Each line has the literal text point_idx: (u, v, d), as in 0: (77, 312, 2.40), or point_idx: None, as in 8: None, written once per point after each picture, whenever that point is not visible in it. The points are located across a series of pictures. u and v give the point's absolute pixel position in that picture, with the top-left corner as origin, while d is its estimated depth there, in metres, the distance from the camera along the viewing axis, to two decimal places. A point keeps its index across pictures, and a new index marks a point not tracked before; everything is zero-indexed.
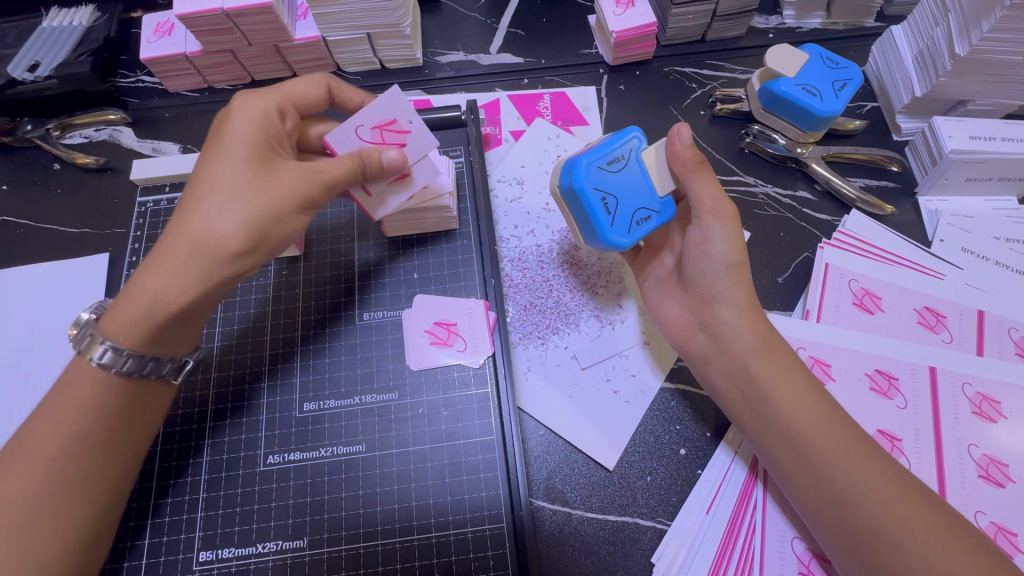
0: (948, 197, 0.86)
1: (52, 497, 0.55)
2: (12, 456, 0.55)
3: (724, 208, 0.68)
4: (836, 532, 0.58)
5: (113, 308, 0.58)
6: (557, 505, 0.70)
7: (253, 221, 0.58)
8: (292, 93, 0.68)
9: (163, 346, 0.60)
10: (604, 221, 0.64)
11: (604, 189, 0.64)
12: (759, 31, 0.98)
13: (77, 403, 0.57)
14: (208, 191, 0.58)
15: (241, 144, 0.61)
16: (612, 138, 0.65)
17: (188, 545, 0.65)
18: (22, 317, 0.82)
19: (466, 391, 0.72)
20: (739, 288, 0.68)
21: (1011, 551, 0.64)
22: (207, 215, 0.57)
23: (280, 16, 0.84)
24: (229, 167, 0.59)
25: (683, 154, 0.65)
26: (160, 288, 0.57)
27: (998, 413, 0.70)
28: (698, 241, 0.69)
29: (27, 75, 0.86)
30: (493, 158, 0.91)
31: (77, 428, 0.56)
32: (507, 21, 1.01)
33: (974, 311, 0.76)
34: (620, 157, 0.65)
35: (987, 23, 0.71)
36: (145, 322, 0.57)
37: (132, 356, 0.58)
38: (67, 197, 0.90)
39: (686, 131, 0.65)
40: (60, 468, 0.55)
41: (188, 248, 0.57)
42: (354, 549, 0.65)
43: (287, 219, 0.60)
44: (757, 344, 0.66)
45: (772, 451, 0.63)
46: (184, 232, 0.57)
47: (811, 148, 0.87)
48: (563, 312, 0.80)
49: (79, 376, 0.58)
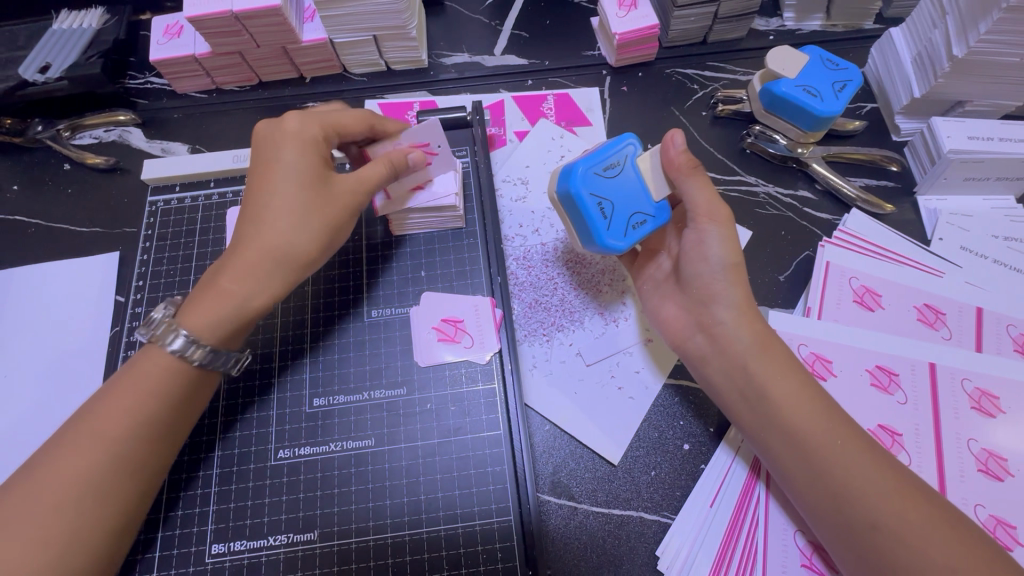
0: (946, 196, 0.87)
1: (114, 481, 0.56)
2: (77, 436, 0.57)
3: (718, 210, 0.68)
4: (834, 526, 0.59)
5: (191, 306, 0.62)
6: (563, 499, 0.71)
7: (323, 236, 0.65)
8: (337, 121, 0.69)
9: (234, 342, 0.64)
10: (601, 225, 0.65)
11: (601, 194, 0.65)
12: (759, 33, 1.00)
13: (146, 391, 0.59)
14: (281, 205, 0.64)
15: (303, 160, 0.66)
16: (607, 144, 0.67)
17: (200, 537, 0.66)
18: (32, 314, 0.83)
19: (473, 387, 0.73)
20: (735, 291, 0.68)
21: (1009, 543, 0.65)
22: (284, 229, 0.63)
23: (288, 18, 0.85)
24: (293, 180, 0.65)
25: (678, 159, 0.67)
26: (245, 294, 0.62)
27: (996, 408, 0.71)
28: (695, 244, 0.70)
29: (38, 76, 0.88)
30: (498, 159, 0.92)
31: (145, 415, 0.58)
32: (511, 24, 1.03)
33: (973, 308, 0.78)
34: (616, 163, 0.67)
35: (983, 25, 0.72)
36: (226, 323, 0.62)
37: (209, 347, 0.61)
38: (77, 196, 0.91)
39: (680, 136, 0.67)
40: (128, 453, 0.57)
41: (273, 259, 0.63)
42: (364, 542, 0.66)
43: (344, 226, 0.68)
44: (755, 345, 0.67)
45: (771, 448, 0.64)
46: (261, 242, 0.63)
47: (811, 148, 0.88)
48: (567, 309, 0.81)
49: (151, 365, 0.60)
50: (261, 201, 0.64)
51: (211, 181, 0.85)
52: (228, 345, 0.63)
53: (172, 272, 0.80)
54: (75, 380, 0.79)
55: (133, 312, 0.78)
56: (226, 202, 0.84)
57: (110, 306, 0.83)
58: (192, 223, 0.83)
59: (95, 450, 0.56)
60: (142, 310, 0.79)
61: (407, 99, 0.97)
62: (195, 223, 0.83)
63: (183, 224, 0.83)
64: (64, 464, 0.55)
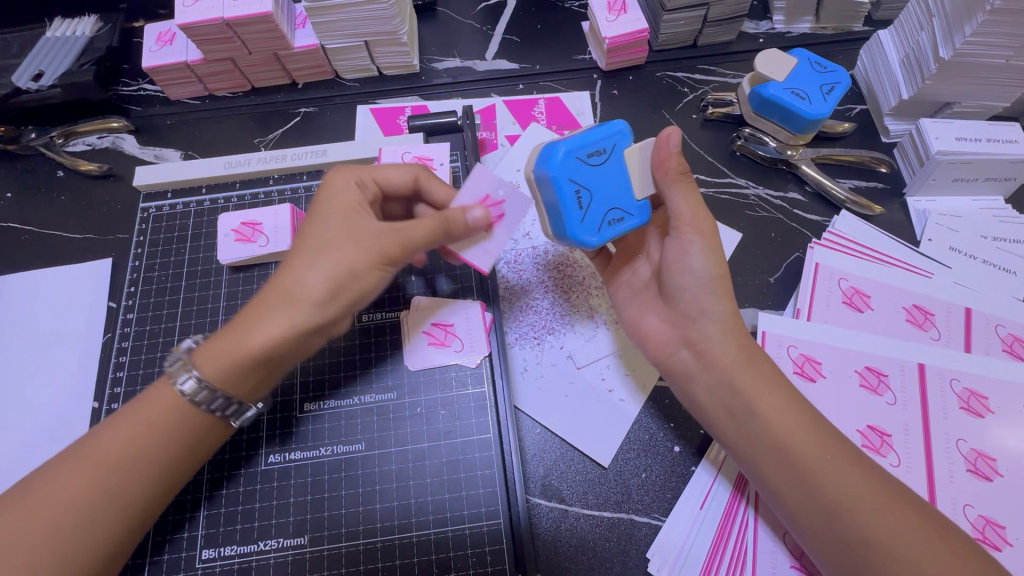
0: (935, 197, 0.87)
1: (100, 510, 0.56)
2: (74, 461, 0.56)
3: (700, 221, 0.68)
4: (827, 543, 0.59)
5: (209, 345, 0.60)
6: (554, 502, 0.71)
7: (334, 279, 0.59)
8: (381, 176, 0.70)
9: (238, 388, 0.60)
10: (574, 215, 0.64)
11: (578, 182, 0.64)
12: (749, 36, 1.00)
13: (149, 422, 0.59)
14: (305, 247, 0.61)
15: (341, 211, 0.64)
16: (593, 132, 0.65)
17: (191, 543, 0.66)
18: (25, 320, 0.84)
19: (463, 391, 0.73)
20: (723, 304, 0.68)
21: (998, 543, 0.65)
22: (296, 269, 0.60)
23: (280, 24, 0.85)
24: (329, 232, 0.62)
25: (669, 160, 0.66)
26: (249, 335, 0.58)
27: (985, 408, 0.71)
28: (678, 254, 0.69)
29: (31, 84, 0.88)
30: (490, 163, 0.93)
31: (141, 447, 0.58)
32: (502, 28, 1.03)
33: (961, 309, 0.78)
34: (600, 151, 0.65)
35: (969, 27, 0.72)
36: (235, 364, 0.58)
37: (208, 389, 0.59)
38: (70, 203, 0.91)
39: (676, 136, 0.66)
40: (118, 486, 0.56)
41: (278, 301, 0.58)
42: (354, 546, 0.66)
43: (364, 273, 0.61)
44: (742, 359, 0.66)
45: (758, 464, 0.64)
46: (276, 281, 0.60)
47: (800, 151, 0.89)
48: (558, 313, 0.81)
49: (159, 396, 0.60)
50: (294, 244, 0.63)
51: (204, 187, 0.85)
52: (237, 396, 0.60)
53: (164, 277, 0.81)
54: (68, 387, 0.79)
55: (125, 317, 0.79)
56: (218, 208, 0.84)
57: (102, 312, 0.84)
58: (184, 229, 0.83)
59: (86, 477, 0.56)
60: (133, 315, 0.79)
61: (399, 104, 0.97)
62: (187, 229, 0.83)
63: (174, 229, 0.83)
64: (57, 487, 0.55)
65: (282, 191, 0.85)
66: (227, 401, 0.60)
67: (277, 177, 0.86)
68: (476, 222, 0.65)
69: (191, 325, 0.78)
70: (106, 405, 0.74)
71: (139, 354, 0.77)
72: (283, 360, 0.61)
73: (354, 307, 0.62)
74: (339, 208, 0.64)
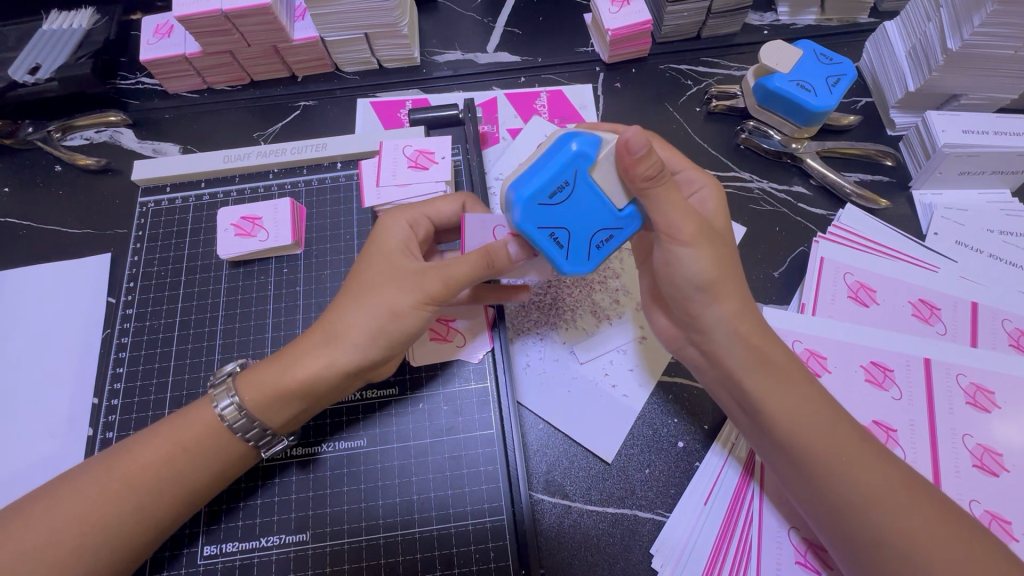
0: (941, 191, 0.87)
1: (127, 524, 0.57)
2: (107, 473, 0.58)
3: (684, 228, 0.60)
4: (839, 537, 0.58)
5: (254, 369, 0.62)
6: (558, 498, 0.71)
7: (377, 316, 0.60)
8: (431, 211, 0.69)
9: (276, 420, 0.61)
10: (557, 256, 0.59)
11: (551, 224, 0.58)
12: (753, 27, 0.99)
13: (184, 442, 0.59)
14: (354, 287, 0.63)
15: (390, 251, 0.65)
16: (550, 160, 0.57)
17: (192, 540, 0.66)
18: (24, 316, 0.83)
19: (466, 386, 0.73)
20: (719, 306, 0.63)
21: (1004, 538, 0.65)
22: (343, 308, 0.61)
23: (278, 17, 0.84)
24: (374, 272, 0.63)
25: (637, 167, 0.55)
26: (292, 365, 0.60)
27: (991, 403, 0.71)
28: (665, 261, 0.63)
29: (28, 77, 0.87)
30: (491, 157, 0.92)
31: (176, 469, 0.58)
32: (504, 20, 1.02)
33: (968, 303, 0.77)
34: (563, 184, 0.57)
35: (977, 18, 0.71)
36: (278, 398, 0.60)
37: (246, 417, 0.60)
38: (68, 197, 0.90)
39: (638, 140, 0.54)
40: (148, 505, 0.57)
41: (323, 337, 0.61)
42: (357, 542, 0.66)
43: (406, 314, 0.61)
44: (750, 360, 0.62)
45: (772, 456, 0.63)
46: (324, 319, 0.62)
47: (806, 143, 0.88)
48: (561, 307, 0.80)
49: (197, 418, 0.61)
50: (347, 282, 0.64)
51: (203, 181, 0.85)
52: (273, 427, 0.61)
53: (163, 272, 0.80)
54: (68, 382, 0.79)
55: (124, 314, 0.78)
56: (218, 202, 0.83)
57: (101, 307, 0.83)
58: (183, 223, 0.83)
59: (116, 493, 0.57)
60: (133, 311, 0.78)
61: (399, 97, 0.96)
62: (186, 224, 0.83)
63: (173, 224, 0.83)
64: (88, 496, 0.56)
65: (282, 185, 0.84)
66: (262, 432, 0.61)
67: (276, 172, 0.85)
68: (517, 256, 0.60)
69: (191, 321, 0.77)
70: (106, 402, 0.74)
71: (139, 350, 0.76)
72: (324, 395, 0.62)
73: (398, 348, 0.62)
74: (391, 245, 0.65)
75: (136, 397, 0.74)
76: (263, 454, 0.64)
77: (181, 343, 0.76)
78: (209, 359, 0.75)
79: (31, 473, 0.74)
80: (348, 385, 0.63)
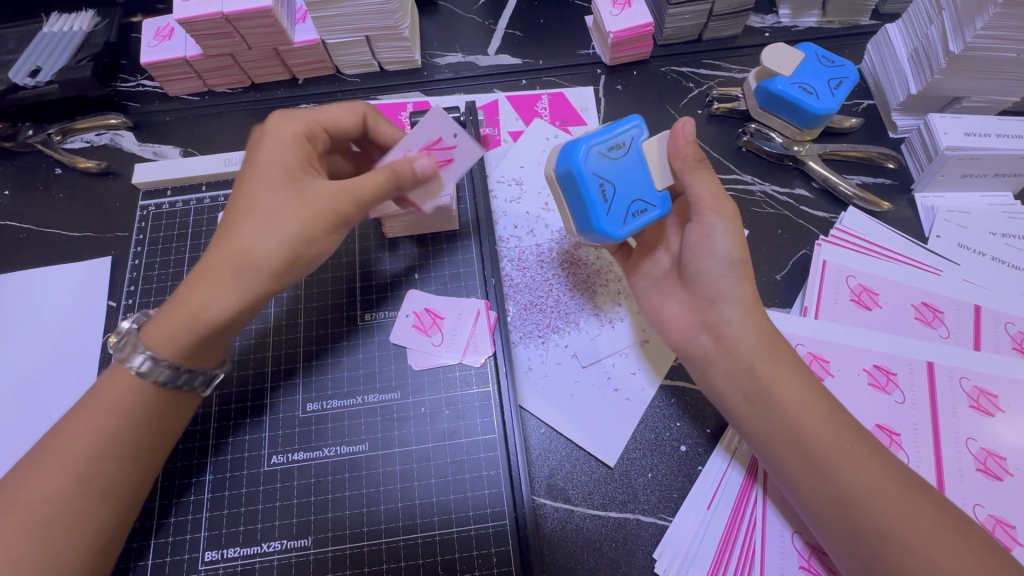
0: (943, 193, 0.86)
1: (78, 505, 0.55)
2: (43, 458, 0.56)
3: (722, 204, 0.66)
4: (840, 535, 0.57)
5: (156, 319, 0.60)
6: (559, 502, 0.70)
7: (291, 243, 0.59)
8: (327, 120, 0.68)
9: (205, 359, 0.62)
10: (599, 207, 0.63)
11: (602, 176, 0.63)
12: (755, 30, 0.99)
13: (71, 450, 0.56)
14: (248, 210, 0.59)
15: (275, 168, 0.61)
16: (613, 124, 0.65)
17: (193, 545, 0.66)
18: (25, 321, 0.83)
19: (467, 390, 0.72)
20: (742, 286, 0.66)
21: (1009, 544, 0.64)
22: (246, 235, 0.58)
23: (279, 19, 0.84)
24: (270, 187, 0.60)
25: (685, 148, 0.65)
26: (203, 304, 0.58)
27: (995, 406, 0.71)
28: (700, 239, 0.67)
29: (28, 80, 0.87)
30: (492, 159, 0.91)
31: (106, 433, 0.57)
32: (505, 22, 1.02)
33: (971, 306, 0.77)
34: (622, 144, 0.65)
35: (980, 21, 0.71)
36: (191, 341, 0.59)
37: (166, 365, 0.59)
38: (69, 201, 0.90)
39: (692, 126, 0.65)
40: (91, 475, 0.56)
41: (229, 269, 0.58)
42: (358, 548, 0.65)
43: (319, 240, 0.60)
44: (760, 347, 0.64)
45: (771, 453, 0.62)
46: (228, 252, 0.58)
47: (808, 147, 0.88)
48: (563, 311, 0.80)
49: (120, 382, 0.59)
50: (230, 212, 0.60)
51: (204, 184, 0.84)
52: (203, 365, 0.62)
53: (164, 276, 0.80)
54: (67, 387, 0.78)
55: (125, 317, 0.78)
56: (218, 206, 0.83)
57: (102, 310, 0.83)
58: (184, 227, 0.82)
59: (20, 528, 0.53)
60: (133, 314, 0.78)
61: (401, 99, 0.96)
62: (187, 227, 0.82)
63: (174, 228, 0.82)
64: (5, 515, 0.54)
65: None
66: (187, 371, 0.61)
67: None
68: (425, 172, 0.63)
69: None
70: None
71: None
72: (243, 322, 0.61)
73: (316, 256, 0.61)
74: (292, 168, 0.62)
75: None
76: (206, 393, 0.64)
77: None
78: None
79: None
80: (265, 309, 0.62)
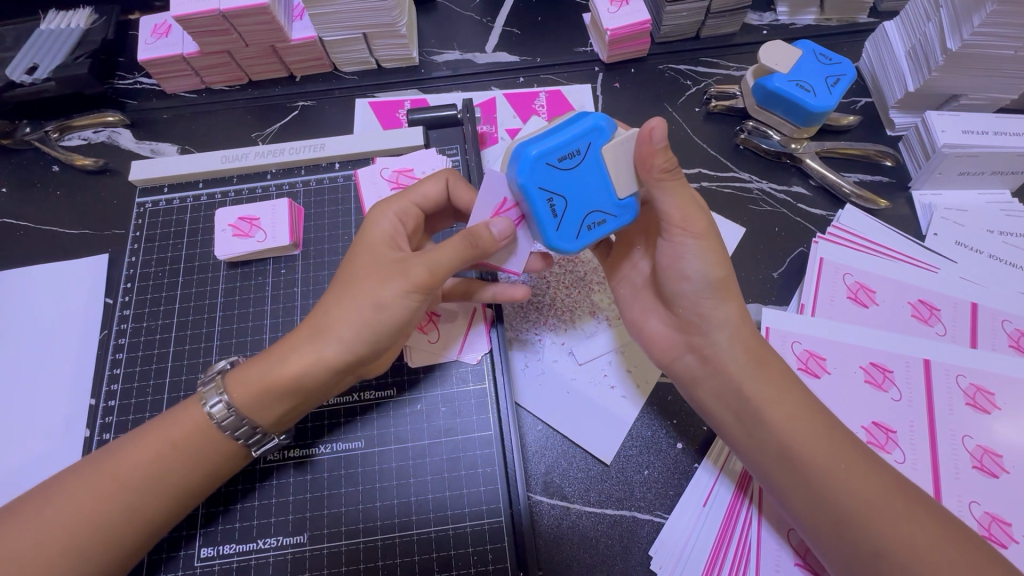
0: (940, 191, 0.86)
1: (119, 524, 0.56)
2: (93, 475, 0.57)
3: (694, 221, 0.62)
4: (841, 551, 0.57)
5: (242, 368, 0.61)
6: (556, 499, 0.70)
7: (365, 310, 0.58)
8: (417, 195, 0.67)
9: (266, 418, 0.60)
10: (549, 225, 0.58)
11: (552, 190, 0.57)
12: (752, 28, 0.99)
13: (124, 475, 0.57)
14: (339, 282, 0.61)
15: (376, 243, 0.63)
16: (567, 128, 0.56)
17: (189, 541, 0.66)
18: (21, 317, 0.83)
19: (464, 387, 0.72)
20: (727, 307, 0.64)
21: (1004, 541, 0.64)
22: (329, 302, 0.60)
23: (276, 17, 0.84)
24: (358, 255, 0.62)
25: (654, 158, 0.57)
26: (279, 363, 0.59)
27: (991, 404, 0.71)
28: (670, 258, 0.64)
29: (25, 77, 0.87)
30: (490, 157, 0.91)
31: (165, 468, 0.58)
32: (503, 20, 1.02)
33: (967, 304, 0.77)
34: (575, 152, 0.57)
35: (977, 18, 0.71)
36: (263, 396, 0.59)
37: (235, 414, 0.59)
38: (65, 197, 0.90)
39: (660, 130, 0.55)
40: (139, 504, 0.57)
41: (309, 332, 0.59)
42: (355, 544, 0.66)
43: (391, 305, 0.59)
44: (750, 366, 0.64)
45: (768, 470, 0.62)
46: (312, 318, 0.60)
47: (805, 144, 0.88)
48: (560, 308, 0.80)
49: (187, 417, 0.60)
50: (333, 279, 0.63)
51: (201, 181, 0.85)
52: (264, 425, 0.61)
53: (160, 273, 0.80)
54: (64, 384, 0.79)
55: (122, 314, 0.78)
56: (215, 203, 0.83)
57: (99, 307, 0.83)
58: (181, 224, 0.82)
59: (50, 549, 0.54)
60: (130, 312, 0.78)
61: (398, 96, 0.96)
62: (184, 224, 0.82)
63: (171, 225, 0.82)
64: (40, 527, 0.54)
65: (280, 186, 0.84)
66: (252, 429, 0.60)
67: (275, 172, 0.85)
68: (501, 234, 0.57)
69: (188, 321, 0.77)
70: (103, 403, 0.73)
71: (136, 351, 0.76)
72: (314, 390, 0.61)
73: (387, 340, 0.60)
74: (378, 234, 0.63)
75: (134, 398, 0.73)
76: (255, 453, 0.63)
77: (178, 342, 0.76)
78: (207, 359, 0.75)
79: (24, 473, 0.74)
80: (338, 380, 0.62)
